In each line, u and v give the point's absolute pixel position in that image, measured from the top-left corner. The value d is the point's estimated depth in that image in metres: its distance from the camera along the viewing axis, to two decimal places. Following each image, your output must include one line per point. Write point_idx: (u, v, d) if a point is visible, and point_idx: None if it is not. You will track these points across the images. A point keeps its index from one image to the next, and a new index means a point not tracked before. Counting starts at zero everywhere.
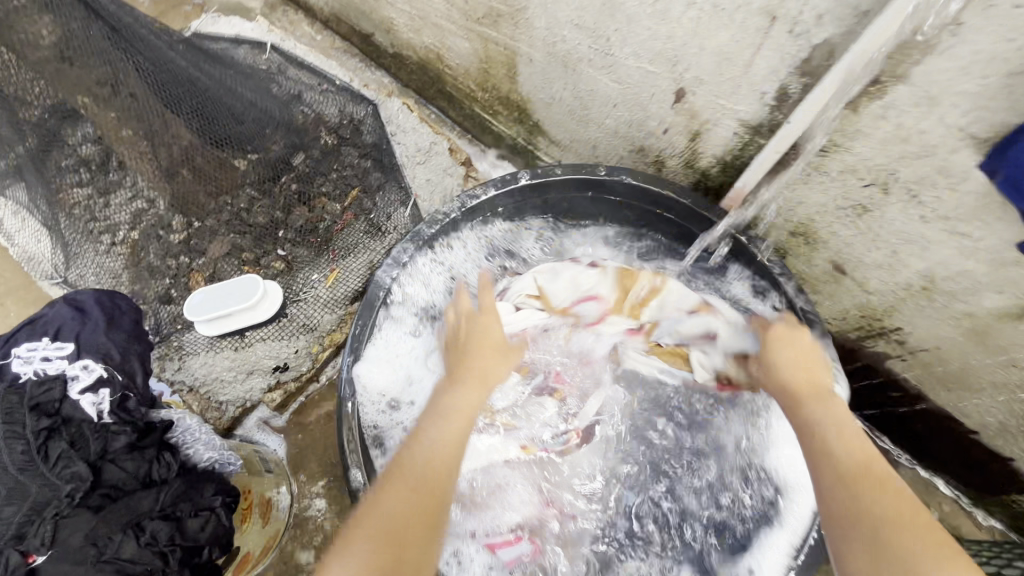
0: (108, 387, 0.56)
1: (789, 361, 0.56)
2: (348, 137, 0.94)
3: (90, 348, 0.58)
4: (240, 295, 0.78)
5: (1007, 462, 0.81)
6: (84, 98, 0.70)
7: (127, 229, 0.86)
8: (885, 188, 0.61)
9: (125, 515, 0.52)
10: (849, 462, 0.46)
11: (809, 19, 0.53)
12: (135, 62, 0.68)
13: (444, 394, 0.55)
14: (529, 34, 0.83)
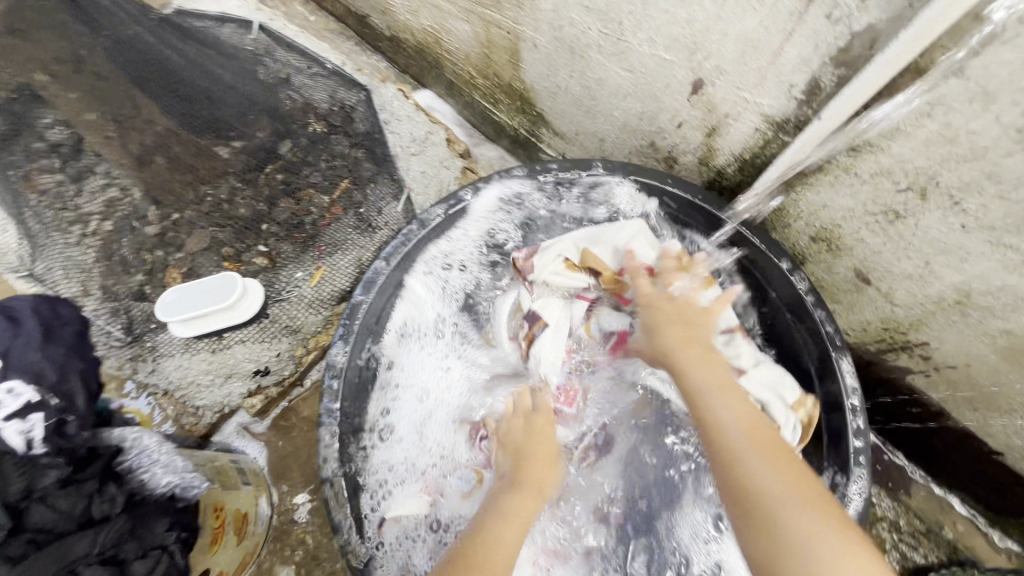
0: (40, 411, 0.48)
1: (672, 338, 0.64)
2: (338, 125, 0.88)
3: (21, 367, 0.51)
4: (217, 295, 0.73)
5: None
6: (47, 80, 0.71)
7: (100, 219, 0.78)
8: (923, 193, 0.55)
9: (56, 561, 0.42)
10: (732, 437, 0.55)
11: (852, 3, 0.47)
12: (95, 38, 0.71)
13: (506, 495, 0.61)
14: (533, 16, 0.76)
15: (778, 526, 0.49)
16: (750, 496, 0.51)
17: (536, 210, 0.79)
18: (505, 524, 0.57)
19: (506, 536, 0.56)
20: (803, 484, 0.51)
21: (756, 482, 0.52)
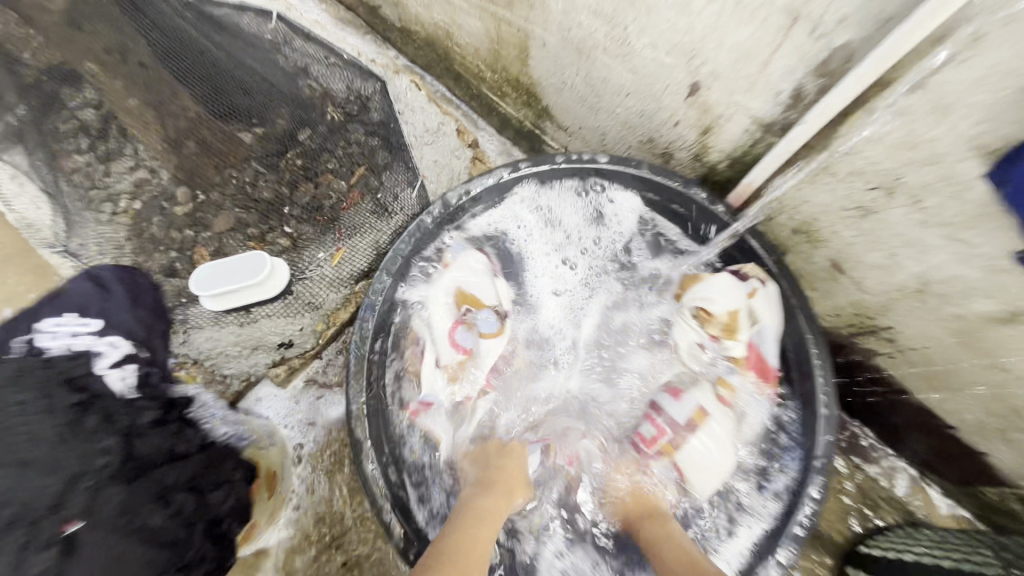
0: (132, 362, 0.62)
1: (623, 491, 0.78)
2: (355, 114, 0.91)
3: (114, 326, 0.65)
4: (246, 271, 0.77)
5: (979, 456, 0.83)
6: (93, 65, 0.77)
7: (127, 198, 0.85)
8: (890, 192, 0.63)
9: (153, 486, 0.52)
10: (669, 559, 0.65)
11: (832, 21, 0.53)
12: (139, 26, 0.74)
13: (478, 498, 0.69)
14: (544, 17, 0.81)
15: None
16: None
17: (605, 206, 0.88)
18: (484, 522, 0.65)
19: (483, 531, 0.64)
20: None
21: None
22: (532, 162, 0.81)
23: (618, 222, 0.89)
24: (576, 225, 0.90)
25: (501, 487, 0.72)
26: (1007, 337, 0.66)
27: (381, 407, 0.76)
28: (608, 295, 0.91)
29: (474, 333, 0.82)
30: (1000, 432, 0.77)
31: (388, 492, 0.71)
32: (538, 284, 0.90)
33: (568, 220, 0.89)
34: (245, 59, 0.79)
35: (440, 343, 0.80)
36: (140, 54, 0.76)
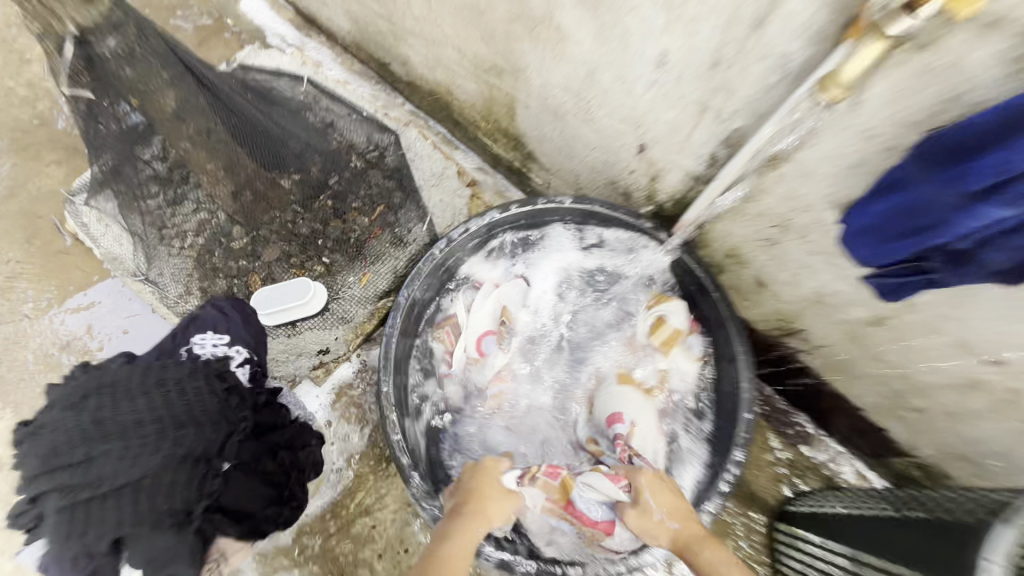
0: (251, 364, 0.83)
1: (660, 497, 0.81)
2: (374, 161, 1.13)
3: (238, 337, 0.84)
4: (296, 295, 0.98)
5: (883, 431, 1.04)
6: (184, 143, 0.86)
7: (193, 236, 1.03)
8: (786, 229, 0.84)
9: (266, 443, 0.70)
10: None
11: (729, 112, 0.74)
12: (214, 106, 0.86)
13: (455, 523, 0.76)
14: (526, 87, 1.03)
15: None
16: None
17: (588, 239, 1.07)
18: (456, 546, 0.73)
19: (456, 556, 0.72)
20: None
21: None
22: (522, 202, 0.99)
23: (602, 251, 1.09)
24: (569, 253, 1.10)
25: (475, 512, 0.79)
26: (882, 336, 0.87)
27: (405, 386, 0.99)
28: (599, 309, 1.14)
29: (496, 343, 1.06)
30: (891, 409, 0.98)
31: (406, 451, 0.92)
32: (541, 299, 1.13)
33: (565, 251, 1.10)
34: (286, 122, 1.00)
35: (472, 334, 1.06)
36: (215, 129, 0.87)
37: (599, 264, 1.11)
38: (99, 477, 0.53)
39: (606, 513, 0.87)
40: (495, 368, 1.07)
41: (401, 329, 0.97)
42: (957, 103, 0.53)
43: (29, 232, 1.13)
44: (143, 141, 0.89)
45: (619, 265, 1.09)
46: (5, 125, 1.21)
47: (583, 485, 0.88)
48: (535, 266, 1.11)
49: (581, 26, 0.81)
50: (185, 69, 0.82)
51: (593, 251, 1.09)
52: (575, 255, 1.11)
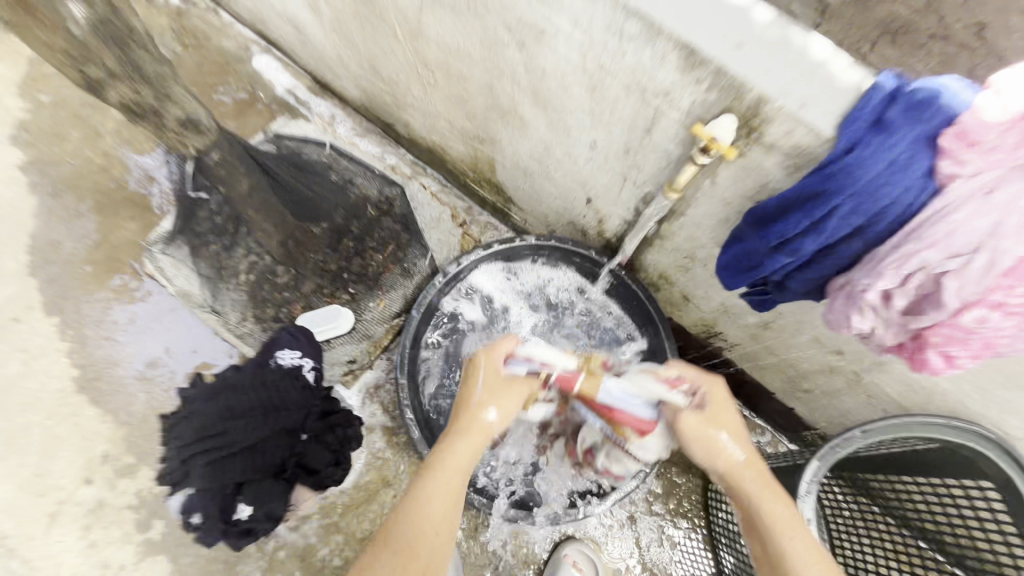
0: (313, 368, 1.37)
1: (718, 408, 0.89)
2: (385, 209, 1.41)
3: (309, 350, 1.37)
4: (329, 319, 1.33)
5: (791, 409, 1.33)
6: (249, 210, 1.19)
7: (245, 272, 1.30)
8: (694, 259, 1.13)
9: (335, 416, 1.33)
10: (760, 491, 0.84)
11: (641, 182, 1.04)
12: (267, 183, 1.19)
13: (459, 442, 0.84)
14: (501, 152, 1.34)
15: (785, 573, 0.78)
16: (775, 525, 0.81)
17: (554, 270, 1.36)
18: (457, 466, 0.82)
19: (446, 486, 0.80)
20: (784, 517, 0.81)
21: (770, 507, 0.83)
22: (500, 242, 1.31)
23: (568, 280, 1.37)
24: (541, 282, 1.38)
25: (477, 432, 0.85)
26: (771, 336, 1.16)
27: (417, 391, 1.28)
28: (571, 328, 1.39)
29: None
30: (790, 392, 1.28)
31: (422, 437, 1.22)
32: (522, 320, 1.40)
33: (536, 280, 1.38)
34: (312, 184, 1.31)
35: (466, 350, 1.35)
36: (269, 197, 1.20)
37: (566, 290, 1.38)
38: (232, 438, 0.84)
39: (647, 413, 0.89)
40: None
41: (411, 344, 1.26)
42: (764, 190, 0.83)
43: (115, 275, 1.44)
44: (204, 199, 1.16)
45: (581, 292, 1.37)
46: (89, 191, 1.51)
47: (624, 383, 0.90)
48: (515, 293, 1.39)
49: (537, 119, 1.12)
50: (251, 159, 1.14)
51: (559, 281, 1.37)
52: (547, 283, 1.38)
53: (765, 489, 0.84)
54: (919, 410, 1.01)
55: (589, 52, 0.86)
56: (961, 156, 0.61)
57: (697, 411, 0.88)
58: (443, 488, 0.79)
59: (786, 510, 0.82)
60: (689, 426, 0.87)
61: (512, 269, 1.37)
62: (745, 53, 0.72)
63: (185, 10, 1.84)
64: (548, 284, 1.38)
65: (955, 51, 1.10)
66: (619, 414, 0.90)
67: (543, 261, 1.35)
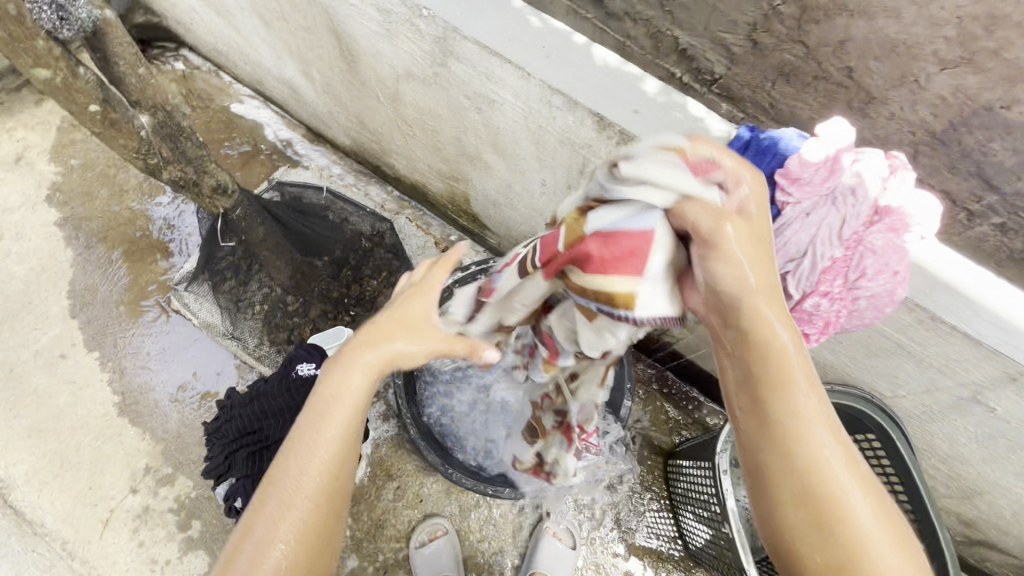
0: None
1: (748, 232, 0.63)
2: (377, 242, 1.65)
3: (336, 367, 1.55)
4: (334, 337, 1.52)
5: None
6: (265, 252, 1.46)
7: (260, 303, 1.54)
8: None
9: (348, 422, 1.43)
10: (776, 360, 0.61)
11: None
12: (274, 227, 1.44)
13: (347, 379, 0.71)
14: (472, 187, 1.57)
15: (773, 447, 0.61)
16: (778, 393, 0.61)
17: None
18: (336, 395, 0.70)
19: (324, 429, 0.69)
20: (785, 389, 0.61)
21: (774, 372, 0.61)
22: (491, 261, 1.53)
23: None
24: None
25: (374, 362, 0.72)
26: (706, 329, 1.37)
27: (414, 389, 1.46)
28: None
29: None
30: None
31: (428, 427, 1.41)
32: None
33: None
34: (313, 226, 1.55)
35: None
36: (276, 238, 1.45)
37: None
38: (265, 434, 1.04)
39: (644, 229, 0.65)
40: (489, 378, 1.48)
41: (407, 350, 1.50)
42: None
43: (146, 312, 1.66)
44: (222, 241, 1.44)
45: None
46: (119, 240, 1.74)
47: (629, 182, 0.67)
48: None
49: (498, 163, 1.36)
50: (259, 208, 1.41)
51: None
52: None
53: (792, 341, 0.62)
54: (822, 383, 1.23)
55: (530, 116, 1.10)
56: (788, 190, 0.84)
57: (730, 221, 0.63)
58: (317, 436, 0.69)
59: (803, 365, 0.62)
60: (717, 237, 0.63)
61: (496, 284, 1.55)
62: (640, 116, 0.96)
63: (191, 75, 2.09)
64: None
65: (834, 87, 1.34)
66: (602, 244, 0.68)
67: None
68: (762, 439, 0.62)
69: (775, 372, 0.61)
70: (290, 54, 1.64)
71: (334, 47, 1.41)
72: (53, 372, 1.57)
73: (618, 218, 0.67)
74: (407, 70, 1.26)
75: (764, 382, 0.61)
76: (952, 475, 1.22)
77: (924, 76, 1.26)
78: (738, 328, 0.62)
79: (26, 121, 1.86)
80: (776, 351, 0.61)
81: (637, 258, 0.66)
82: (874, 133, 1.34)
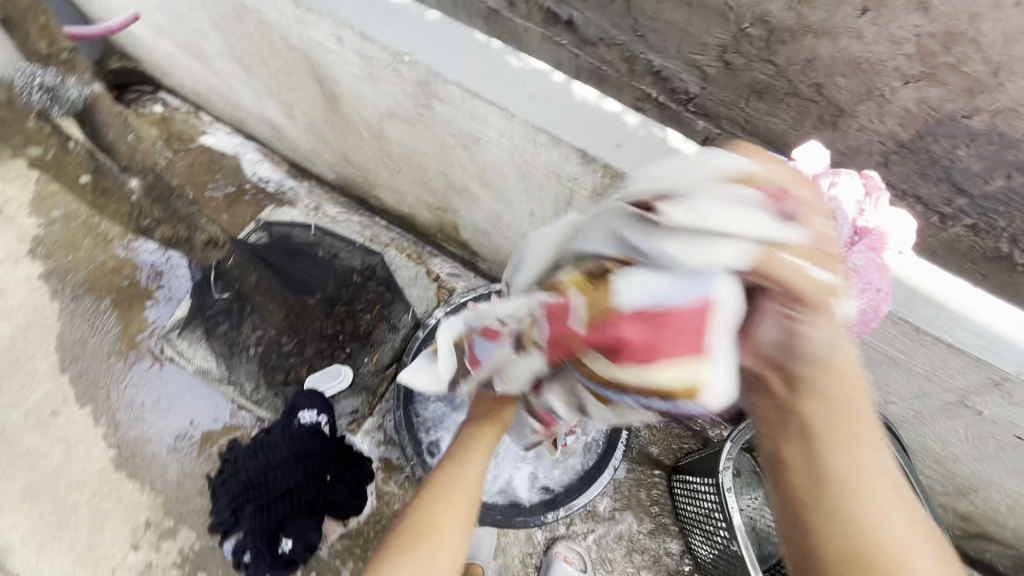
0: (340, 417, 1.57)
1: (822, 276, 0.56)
2: (370, 275, 1.65)
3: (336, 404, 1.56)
4: (330, 377, 1.53)
5: None
6: (256, 296, 1.44)
7: (255, 345, 1.53)
8: None
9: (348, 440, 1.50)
10: (835, 409, 0.58)
11: None
12: (261, 270, 1.43)
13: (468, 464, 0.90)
14: (461, 217, 1.59)
15: (824, 497, 0.58)
16: (832, 444, 0.58)
17: None
18: (462, 472, 0.90)
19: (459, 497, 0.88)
20: (845, 443, 0.57)
21: (829, 422, 0.58)
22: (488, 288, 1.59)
23: None
24: None
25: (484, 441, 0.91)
26: None
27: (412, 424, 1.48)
28: None
29: None
30: None
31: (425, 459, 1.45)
32: None
33: None
34: (303, 267, 1.55)
35: None
36: (263, 280, 1.43)
37: None
38: (271, 487, 1.05)
39: (709, 296, 0.55)
40: None
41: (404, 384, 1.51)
42: None
43: (138, 362, 1.64)
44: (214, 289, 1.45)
45: None
46: (106, 290, 1.72)
47: (686, 234, 0.56)
48: None
49: (485, 195, 1.38)
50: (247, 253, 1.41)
51: None
52: None
53: (852, 393, 0.58)
54: None
55: (515, 152, 1.12)
56: None
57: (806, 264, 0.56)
58: (449, 505, 0.87)
59: (868, 414, 0.59)
60: (795, 283, 0.55)
61: None
62: (623, 149, 0.99)
63: (170, 117, 2.08)
64: None
65: (805, 103, 1.42)
66: (646, 326, 0.56)
67: None
68: (813, 488, 0.58)
69: (837, 425, 0.58)
70: (272, 96, 1.65)
71: (317, 89, 1.42)
72: (45, 431, 1.54)
73: (660, 291, 0.56)
74: (391, 110, 1.28)
75: (813, 441, 0.58)
76: (946, 473, 1.25)
77: (890, 90, 1.38)
78: (797, 381, 0.59)
79: (4, 175, 1.84)
80: (834, 400, 0.58)
81: (698, 334, 0.55)
82: (847, 144, 1.40)
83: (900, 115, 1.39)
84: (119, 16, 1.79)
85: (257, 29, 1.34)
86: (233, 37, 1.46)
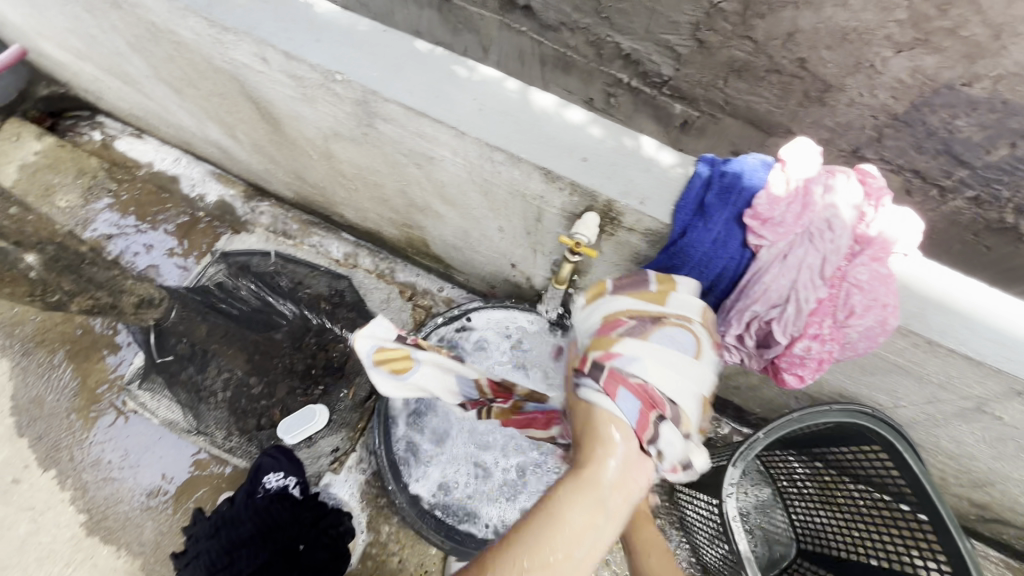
0: (324, 457, 1.46)
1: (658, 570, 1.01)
2: (338, 302, 1.54)
3: (313, 446, 1.45)
4: (303, 419, 1.42)
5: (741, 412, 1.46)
6: (216, 343, 1.37)
7: (222, 391, 1.42)
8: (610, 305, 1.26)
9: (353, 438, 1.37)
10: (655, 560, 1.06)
11: (546, 249, 1.18)
12: (206, 318, 1.37)
13: (565, 502, 0.61)
14: (427, 232, 1.48)
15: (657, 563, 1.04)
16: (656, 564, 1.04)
17: (507, 321, 1.48)
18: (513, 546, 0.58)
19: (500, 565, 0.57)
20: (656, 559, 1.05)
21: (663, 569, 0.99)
22: (466, 306, 1.48)
23: (521, 321, 1.47)
24: (504, 335, 1.48)
25: (589, 457, 0.64)
26: None
27: (394, 461, 1.36)
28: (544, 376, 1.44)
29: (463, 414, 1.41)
30: (727, 395, 1.41)
31: (408, 498, 1.34)
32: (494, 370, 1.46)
33: (505, 332, 1.48)
34: (257, 304, 1.45)
35: (446, 414, 1.42)
36: (202, 324, 1.36)
37: (525, 334, 1.47)
38: (238, 566, 0.96)
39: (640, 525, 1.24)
40: (471, 434, 1.41)
41: (384, 419, 1.39)
42: (638, 256, 0.97)
43: (101, 417, 1.53)
44: (162, 341, 1.35)
45: (542, 333, 1.46)
46: (59, 342, 1.61)
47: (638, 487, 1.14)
48: (487, 345, 1.47)
49: (450, 213, 1.27)
50: (185, 301, 1.36)
51: (518, 329, 1.47)
52: (510, 333, 1.47)
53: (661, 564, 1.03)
54: (826, 398, 1.16)
55: (473, 171, 1.00)
56: (760, 233, 0.79)
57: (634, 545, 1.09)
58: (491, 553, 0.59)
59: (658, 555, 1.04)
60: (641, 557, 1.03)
61: (469, 328, 1.47)
62: (588, 164, 0.88)
63: (110, 143, 1.91)
64: (508, 330, 1.47)
65: (789, 79, 1.32)
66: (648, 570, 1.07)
67: (494, 314, 1.48)
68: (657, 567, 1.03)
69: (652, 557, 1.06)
70: (210, 118, 1.51)
71: (254, 111, 1.29)
72: (7, 500, 1.45)
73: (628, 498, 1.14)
74: (334, 130, 1.15)
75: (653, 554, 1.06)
76: (961, 468, 1.18)
77: (880, 62, 1.18)
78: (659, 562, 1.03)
79: None
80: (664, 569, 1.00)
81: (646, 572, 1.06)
82: (836, 120, 1.35)
83: (891, 86, 1.23)
84: (36, 41, 1.64)
85: (177, 50, 1.20)
86: (154, 59, 1.32)
